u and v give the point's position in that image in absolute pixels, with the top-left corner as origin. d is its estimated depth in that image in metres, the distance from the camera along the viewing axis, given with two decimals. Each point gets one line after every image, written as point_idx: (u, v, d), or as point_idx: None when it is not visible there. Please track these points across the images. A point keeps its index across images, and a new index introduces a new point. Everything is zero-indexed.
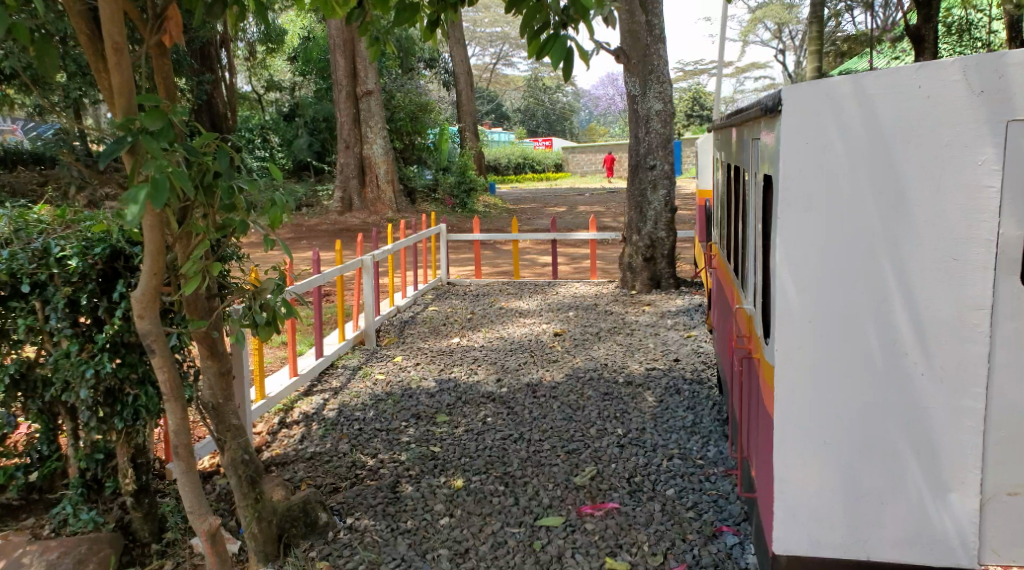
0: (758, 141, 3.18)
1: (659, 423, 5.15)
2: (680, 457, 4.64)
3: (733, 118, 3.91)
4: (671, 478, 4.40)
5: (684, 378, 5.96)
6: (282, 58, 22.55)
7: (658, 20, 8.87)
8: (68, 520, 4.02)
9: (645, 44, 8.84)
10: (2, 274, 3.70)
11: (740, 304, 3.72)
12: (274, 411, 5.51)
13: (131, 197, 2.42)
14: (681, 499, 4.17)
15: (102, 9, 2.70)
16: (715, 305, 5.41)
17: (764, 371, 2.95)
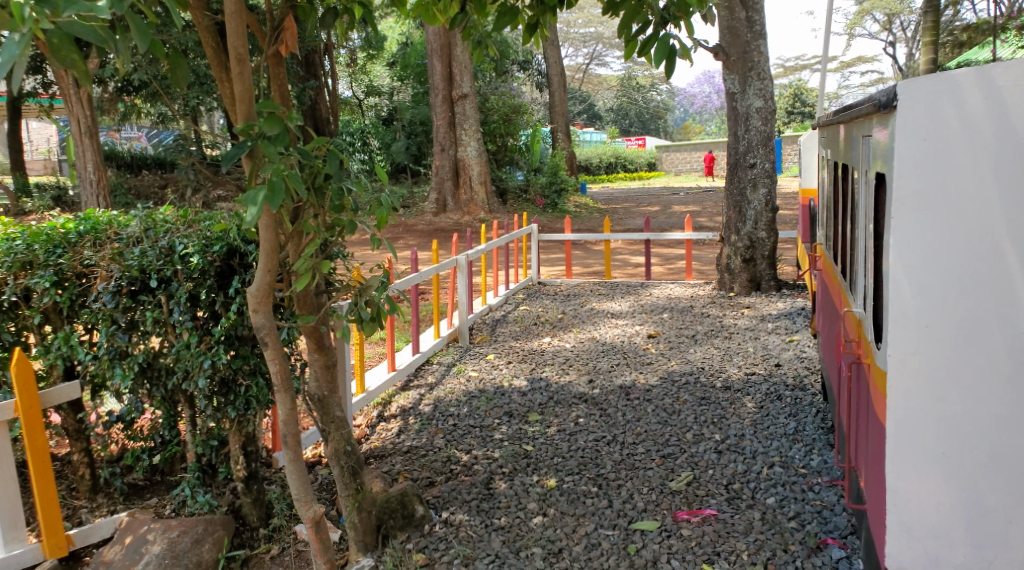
0: (870, 138, 3.05)
1: (759, 429, 5.06)
2: (781, 466, 4.55)
3: (842, 113, 3.77)
4: (772, 486, 4.32)
5: (785, 384, 5.84)
6: (381, 63, 23.16)
7: (759, 15, 8.69)
8: (187, 501, 4.27)
9: (745, 40, 8.68)
10: (132, 270, 3.99)
11: (851, 308, 3.57)
12: (372, 405, 5.68)
13: (250, 200, 2.57)
14: (782, 508, 4.10)
15: (228, 23, 2.87)
16: (819, 309, 5.26)
17: (876, 379, 2.76)
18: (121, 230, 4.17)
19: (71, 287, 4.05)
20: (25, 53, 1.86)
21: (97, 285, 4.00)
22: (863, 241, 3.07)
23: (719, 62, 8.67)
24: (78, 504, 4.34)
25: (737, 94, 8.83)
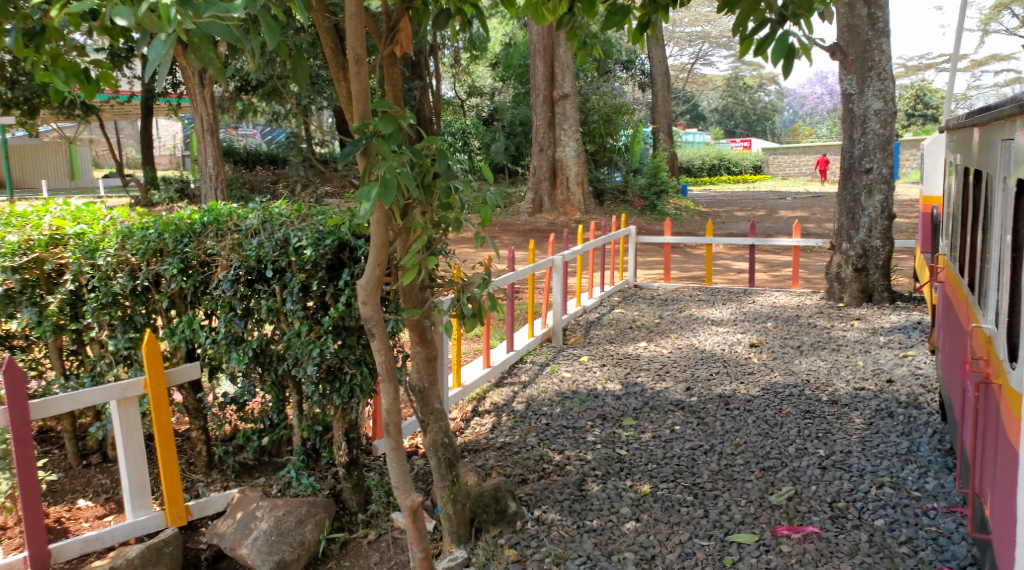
0: (1011, 145, 2.92)
1: (868, 447, 4.90)
2: (892, 487, 4.40)
3: (978, 118, 3.62)
4: (881, 508, 4.18)
5: (898, 402, 5.62)
6: (484, 63, 23.43)
7: (882, 12, 8.38)
8: (291, 483, 4.47)
9: (865, 39, 8.41)
10: (251, 260, 4.21)
11: (980, 323, 3.44)
12: (467, 400, 5.79)
13: (364, 195, 2.70)
14: (893, 532, 3.96)
15: (348, 25, 2.99)
16: (942, 325, 5.06)
17: (1012, 400, 2.65)
18: (241, 221, 4.40)
19: (194, 274, 4.34)
20: (171, 47, 2.03)
21: (218, 273, 4.27)
22: (1001, 255, 2.95)
23: (837, 61, 8.44)
24: (195, 478, 4.62)
25: (854, 95, 8.59)
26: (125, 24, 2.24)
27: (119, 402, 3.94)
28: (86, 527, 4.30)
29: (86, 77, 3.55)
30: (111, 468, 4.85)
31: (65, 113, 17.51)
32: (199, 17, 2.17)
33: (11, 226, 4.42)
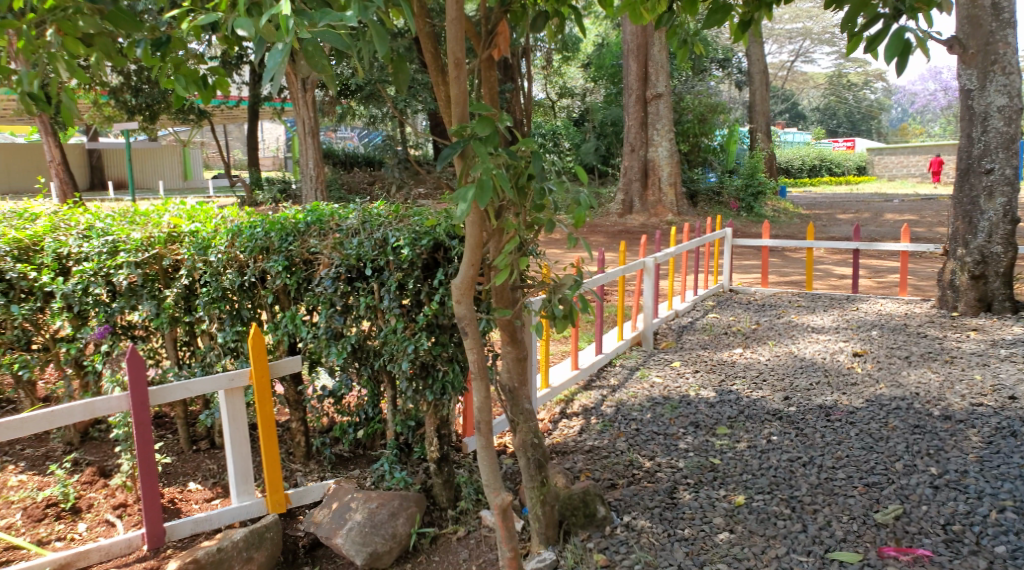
0: None
1: (987, 468, 4.55)
2: (1014, 511, 4.09)
3: None
4: (1002, 533, 3.93)
5: (1020, 420, 5.27)
6: (576, 64, 23.43)
7: (1008, 2, 7.96)
8: (384, 476, 4.58)
9: (988, 30, 8.01)
10: (351, 259, 4.33)
11: None
12: (556, 401, 5.79)
13: (461, 197, 2.75)
14: (1014, 559, 3.73)
15: (448, 29, 3.04)
16: None
17: None
18: (343, 221, 4.54)
19: (298, 271, 4.51)
20: (287, 56, 2.16)
21: (320, 271, 4.42)
22: None
23: (956, 55, 8.08)
24: (294, 467, 4.81)
25: (974, 91, 8.20)
26: (245, 34, 2.40)
27: (227, 392, 4.16)
28: (197, 508, 4.55)
29: (203, 83, 3.83)
30: (219, 454, 5.09)
31: (179, 119, 18.46)
32: (314, 27, 2.29)
33: (135, 224, 4.80)
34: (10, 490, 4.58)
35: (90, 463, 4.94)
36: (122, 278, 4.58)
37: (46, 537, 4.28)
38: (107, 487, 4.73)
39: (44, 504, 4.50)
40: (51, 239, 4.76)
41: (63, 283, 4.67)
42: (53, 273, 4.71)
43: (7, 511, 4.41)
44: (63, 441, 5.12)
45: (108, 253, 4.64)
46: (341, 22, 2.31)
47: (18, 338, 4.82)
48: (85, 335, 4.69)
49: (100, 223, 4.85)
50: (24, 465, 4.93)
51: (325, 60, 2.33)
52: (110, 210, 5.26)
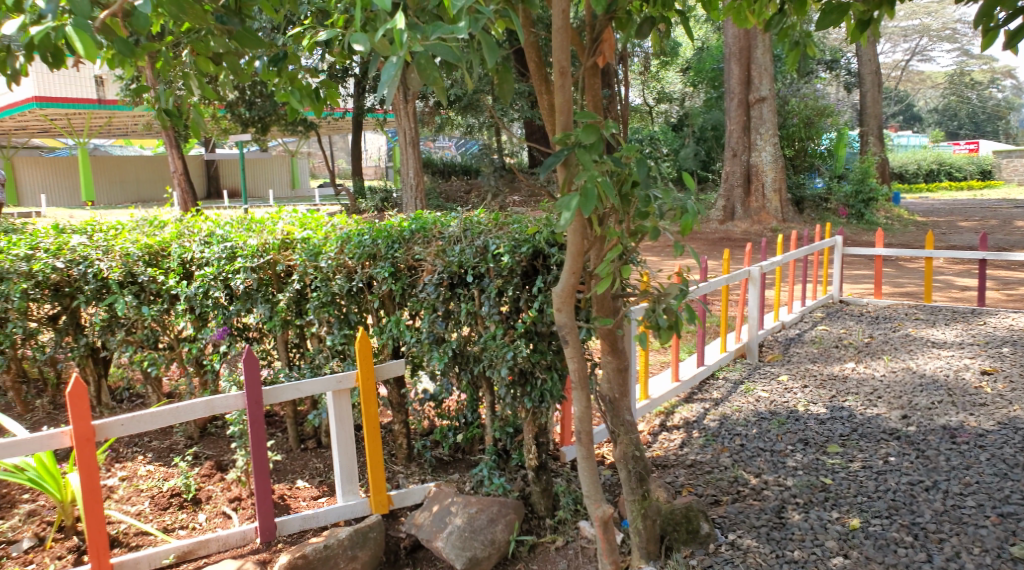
0: None
1: None
2: None
3: None
4: None
5: None
6: (676, 68, 23.09)
7: None
8: (483, 481, 4.58)
9: None
10: (452, 266, 4.36)
11: None
12: (655, 413, 5.67)
13: (564, 205, 2.73)
14: None
15: (554, 38, 3.04)
16: None
17: None
18: (445, 228, 4.58)
19: (403, 278, 4.57)
20: (400, 68, 2.21)
21: (423, 277, 4.46)
22: None
23: None
24: (396, 468, 4.88)
25: None
26: (361, 50, 2.47)
27: (335, 393, 4.31)
28: (304, 505, 4.68)
29: (316, 96, 4.06)
30: (325, 453, 5.21)
31: (288, 130, 19.15)
32: (427, 40, 2.32)
33: (253, 230, 4.98)
34: (139, 479, 4.88)
35: (208, 457, 5.14)
36: (239, 282, 4.76)
37: (171, 526, 4.48)
38: (224, 480, 4.89)
39: (169, 494, 4.73)
40: (177, 245, 5.06)
41: (187, 287, 4.94)
42: (178, 276, 5.00)
43: (136, 499, 4.67)
44: (184, 435, 5.36)
45: (226, 258, 4.85)
46: (452, 34, 2.32)
47: (147, 337, 5.14)
48: (206, 335, 4.93)
49: (220, 230, 5.07)
50: (151, 456, 5.17)
51: (437, 72, 2.35)
52: (228, 217, 5.48)
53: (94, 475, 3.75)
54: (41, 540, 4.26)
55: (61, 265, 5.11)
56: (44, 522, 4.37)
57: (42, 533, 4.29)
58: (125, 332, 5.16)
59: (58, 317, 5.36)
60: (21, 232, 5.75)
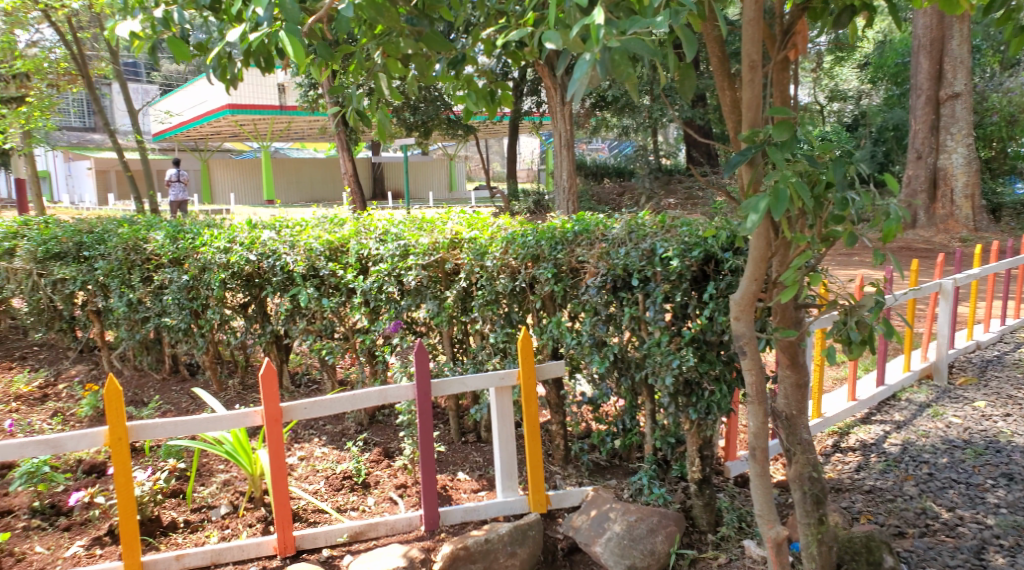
0: None
1: None
2: None
3: None
4: None
5: None
6: (852, 64, 21.91)
7: None
8: (643, 489, 4.49)
9: None
10: (619, 269, 4.28)
11: None
12: (828, 433, 5.37)
13: (752, 206, 2.60)
14: None
15: (744, 32, 2.94)
16: None
17: None
18: (608, 230, 4.49)
19: (565, 279, 4.55)
20: (591, 67, 2.34)
21: (586, 279, 4.42)
22: None
23: None
24: (553, 469, 4.89)
25: None
26: (552, 47, 2.59)
27: (497, 389, 4.35)
28: (464, 497, 4.75)
29: (491, 98, 4.34)
30: (485, 449, 5.32)
31: (449, 135, 19.64)
32: (622, 34, 2.42)
33: (424, 229, 5.13)
34: (315, 459, 5.20)
35: (377, 443, 5.37)
36: (410, 279, 4.94)
37: (343, 506, 4.67)
38: (391, 467, 5.05)
39: (342, 476, 4.94)
40: (355, 242, 5.27)
41: (364, 281, 5.18)
42: (355, 271, 5.23)
43: (313, 478, 4.92)
44: (355, 421, 5.64)
45: (400, 255, 5.05)
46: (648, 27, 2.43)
47: (325, 327, 5.45)
48: (379, 328, 5.15)
49: (395, 228, 5.25)
50: (325, 439, 5.52)
51: (631, 68, 2.40)
52: (398, 217, 5.66)
53: (280, 453, 3.99)
54: (235, 508, 4.57)
55: (253, 258, 5.60)
56: (237, 492, 4.70)
57: (237, 502, 4.60)
58: (306, 322, 5.52)
59: (248, 305, 5.87)
60: (220, 227, 6.30)
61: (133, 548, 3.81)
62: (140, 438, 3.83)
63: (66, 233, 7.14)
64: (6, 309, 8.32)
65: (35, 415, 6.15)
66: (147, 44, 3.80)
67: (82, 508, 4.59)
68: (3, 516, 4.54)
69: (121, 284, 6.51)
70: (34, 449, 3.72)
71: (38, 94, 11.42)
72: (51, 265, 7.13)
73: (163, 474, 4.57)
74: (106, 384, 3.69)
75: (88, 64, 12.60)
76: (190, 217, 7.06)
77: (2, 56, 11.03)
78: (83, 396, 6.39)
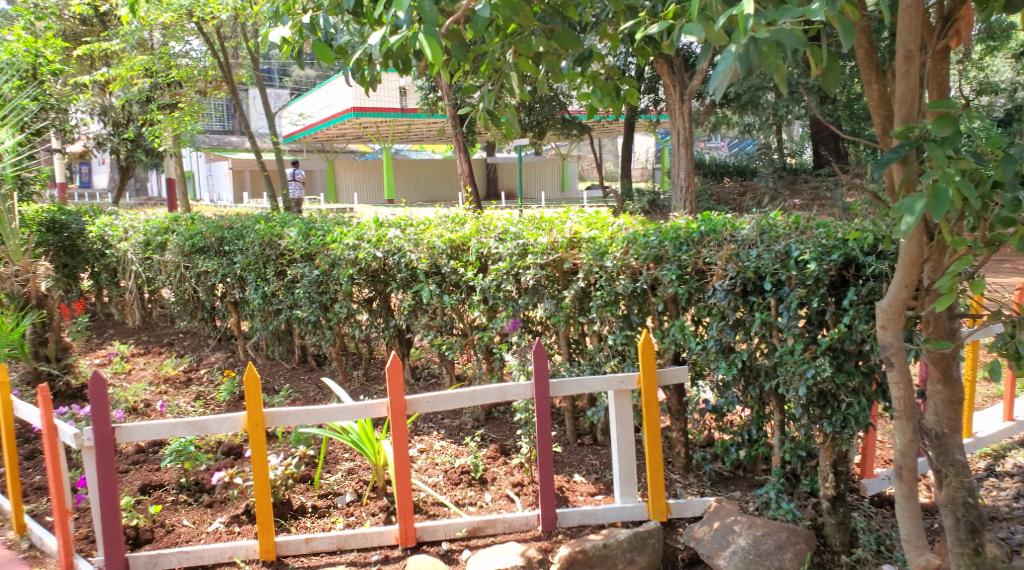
0: None
1: None
2: None
3: None
4: None
5: None
6: (1005, 54, 20.42)
7: None
8: (770, 503, 4.29)
9: None
10: (750, 272, 4.10)
11: None
12: (979, 455, 5.00)
13: (908, 207, 2.40)
14: None
15: (901, 19, 2.72)
16: None
17: None
18: (737, 231, 4.30)
19: (691, 280, 4.39)
20: (735, 60, 2.47)
21: (714, 281, 4.25)
22: None
23: None
24: (673, 477, 4.78)
25: None
26: (693, 39, 2.67)
27: (616, 393, 4.24)
28: (581, 500, 4.67)
29: (615, 94, 4.29)
30: (602, 451, 5.23)
31: (564, 134, 19.59)
32: (771, 25, 2.50)
33: (543, 229, 5.05)
34: (434, 453, 5.27)
35: (494, 440, 5.39)
36: (528, 277, 4.90)
37: (461, 500, 4.67)
38: (507, 464, 5.05)
39: (460, 471, 4.95)
40: (476, 240, 5.28)
41: (483, 279, 5.19)
42: (475, 269, 5.25)
43: (433, 472, 4.97)
44: (473, 417, 5.71)
45: (518, 254, 5.01)
46: (800, 18, 2.51)
47: (446, 323, 5.53)
48: (498, 326, 5.15)
49: (514, 228, 5.21)
50: (443, 433, 5.60)
51: (779, 59, 2.50)
52: (518, 216, 5.60)
53: (404, 445, 4.02)
54: (359, 497, 4.65)
55: (380, 255, 5.71)
56: (361, 481, 4.83)
57: (361, 490, 4.70)
58: (428, 317, 5.61)
59: (372, 300, 6.02)
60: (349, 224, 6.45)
61: (268, 528, 3.95)
62: (275, 425, 3.94)
63: (210, 228, 7.50)
64: (155, 300, 8.83)
65: (181, 397, 6.50)
66: (294, 47, 3.95)
67: (222, 487, 4.80)
68: (156, 489, 4.84)
69: (257, 277, 6.84)
70: (182, 430, 3.88)
71: (187, 101, 12.17)
72: (196, 258, 7.58)
73: (294, 459, 4.70)
74: (247, 371, 3.80)
75: (231, 71, 13.40)
76: (322, 214, 7.28)
77: (157, 68, 11.70)
78: (223, 381, 6.68)
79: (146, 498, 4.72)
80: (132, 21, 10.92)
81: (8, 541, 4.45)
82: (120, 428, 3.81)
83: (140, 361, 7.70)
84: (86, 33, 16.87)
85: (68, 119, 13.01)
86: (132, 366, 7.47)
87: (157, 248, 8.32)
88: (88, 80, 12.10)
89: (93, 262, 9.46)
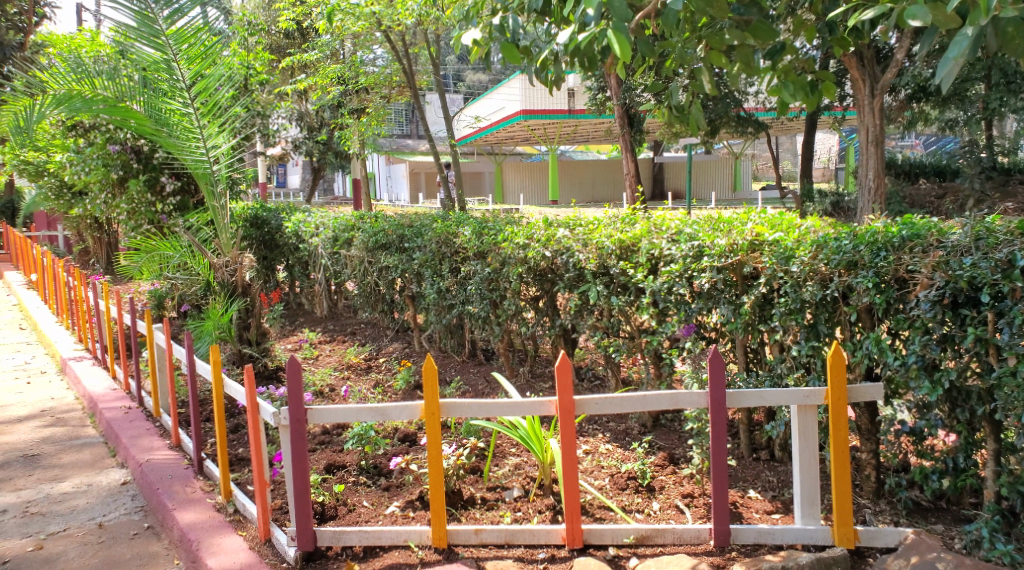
0: None
1: None
2: None
3: None
4: None
5: None
6: None
7: None
8: (981, 542, 3.82)
9: None
10: (965, 282, 3.66)
11: None
12: None
13: None
14: None
15: None
16: None
17: None
18: (946, 236, 3.88)
19: (891, 289, 3.97)
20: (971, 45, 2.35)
21: (917, 292, 3.81)
22: None
23: None
24: (862, 502, 4.37)
25: None
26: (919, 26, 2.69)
27: (801, 406, 3.88)
28: (758, 518, 4.36)
29: (810, 90, 3.98)
30: (779, 468, 4.89)
31: (740, 133, 18.89)
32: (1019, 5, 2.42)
33: (722, 230, 4.79)
34: (600, 455, 5.13)
35: (662, 447, 5.18)
36: (704, 280, 4.63)
37: (628, 506, 4.48)
38: (676, 474, 4.82)
39: (627, 476, 4.77)
40: (647, 240, 5.07)
41: (654, 280, 4.96)
42: (645, 270, 5.03)
43: (600, 474, 4.83)
44: (640, 422, 5.53)
45: (693, 255, 4.76)
46: None
47: (613, 324, 5.35)
48: (668, 329, 4.92)
49: (689, 228, 4.98)
50: (609, 436, 5.45)
51: None
52: (694, 217, 5.35)
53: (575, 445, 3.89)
54: (527, 492, 4.57)
55: (548, 254, 5.63)
56: (528, 476, 4.75)
57: (528, 486, 4.62)
58: (595, 318, 5.46)
59: (540, 299, 5.96)
60: (522, 222, 6.41)
61: (441, 517, 3.93)
62: (450, 415, 3.91)
63: (391, 226, 7.70)
64: (340, 292, 9.23)
65: (362, 383, 6.72)
66: (484, 49, 3.96)
67: (398, 472, 4.88)
68: (339, 469, 4.99)
69: (434, 273, 6.96)
70: (366, 416, 3.94)
71: (374, 105, 12.70)
72: (379, 254, 7.84)
73: (466, 450, 4.71)
74: (426, 361, 3.79)
75: (415, 76, 13.83)
76: (497, 214, 7.29)
77: (348, 75, 12.26)
78: (399, 370, 6.85)
79: (330, 476, 4.87)
80: (327, 33, 11.51)
81: (215, 505, 4.73)
82: (311, 410, 3.92)
83: (326, 348, 8.07)
84: (286, 43, 18.04)
85: (269, 123, 13.92)
86: (320, 352, 7.85)
87: (344, 243, 8.66)
88: (288, 87, 12.90)
89: (287, 255, 10.03)
